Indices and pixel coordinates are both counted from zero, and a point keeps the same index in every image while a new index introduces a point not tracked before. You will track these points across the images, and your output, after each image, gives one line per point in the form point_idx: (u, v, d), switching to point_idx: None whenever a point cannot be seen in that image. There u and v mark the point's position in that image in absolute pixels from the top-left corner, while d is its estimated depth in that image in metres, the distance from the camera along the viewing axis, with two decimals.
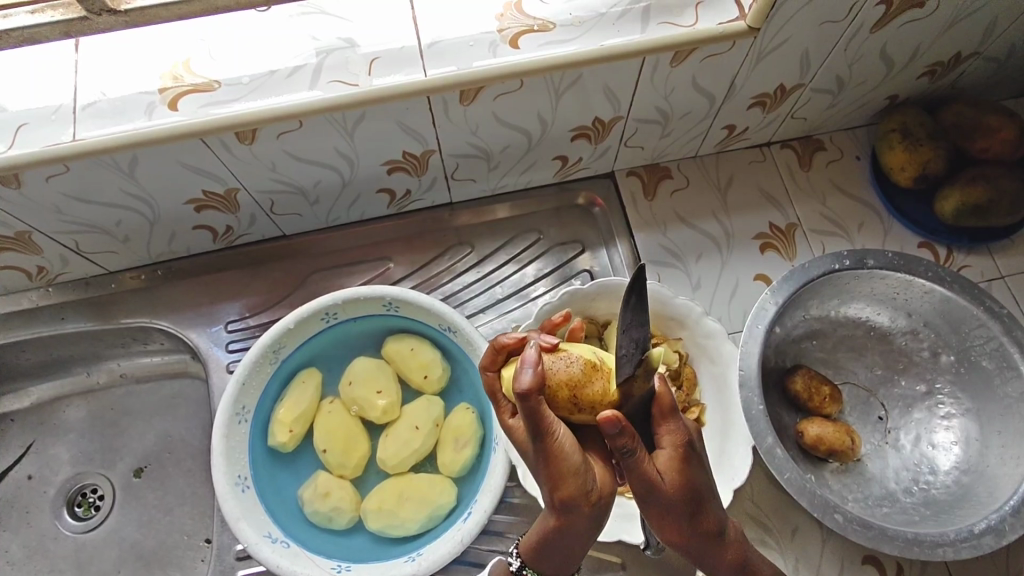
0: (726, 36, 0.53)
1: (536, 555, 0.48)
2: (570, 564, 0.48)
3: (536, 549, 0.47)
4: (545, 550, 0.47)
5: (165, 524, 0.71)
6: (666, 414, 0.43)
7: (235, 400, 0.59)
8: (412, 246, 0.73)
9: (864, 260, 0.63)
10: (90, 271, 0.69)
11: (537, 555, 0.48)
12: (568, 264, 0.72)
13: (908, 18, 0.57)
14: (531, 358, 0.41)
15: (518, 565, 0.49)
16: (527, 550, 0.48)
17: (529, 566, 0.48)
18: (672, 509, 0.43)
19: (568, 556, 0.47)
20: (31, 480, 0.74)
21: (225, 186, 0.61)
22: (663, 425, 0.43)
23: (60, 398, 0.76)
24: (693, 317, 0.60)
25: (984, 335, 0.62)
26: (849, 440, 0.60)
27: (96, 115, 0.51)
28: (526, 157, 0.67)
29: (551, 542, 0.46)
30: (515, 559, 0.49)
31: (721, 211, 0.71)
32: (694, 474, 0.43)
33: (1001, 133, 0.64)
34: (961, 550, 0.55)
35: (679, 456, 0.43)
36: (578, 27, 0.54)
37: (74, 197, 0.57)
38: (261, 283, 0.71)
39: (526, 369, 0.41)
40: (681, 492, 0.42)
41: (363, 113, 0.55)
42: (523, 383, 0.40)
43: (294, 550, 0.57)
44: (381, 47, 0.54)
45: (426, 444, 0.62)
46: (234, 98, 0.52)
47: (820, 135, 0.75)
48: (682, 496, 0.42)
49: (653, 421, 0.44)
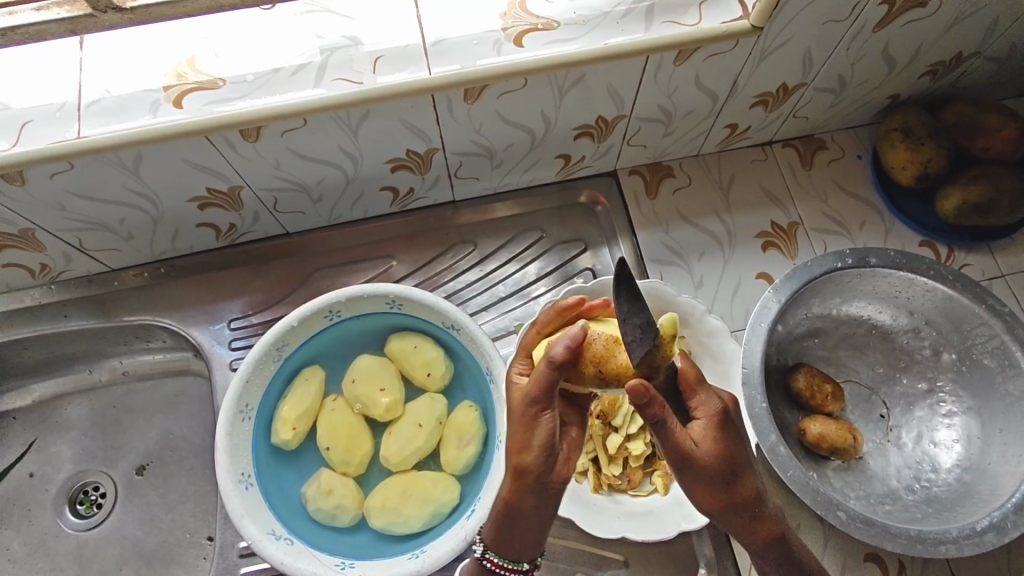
0: (730, 34, 0.53)
1: (500, 539, 0.50)
2: (526, 547, 0.50)
3: (499, 530, 0.50)
4: (507, 531, 0.50)
5: (167, 522, 0.71)
6: (695, 386, 0.46)
7: (238, 398, 0.59)
8: (414, 245, 0.73)
9: (866, 258, 0.64)
10: (92, 269, 0.69)
11: (498, 537, 0.50)
12: (570, 263, 0.72)
13: (910, 18, 0.58)
14: (573, 332, 0.46)
15: (482, 551, 0.51)
16: (491, 535, 0.51)
17: (493, 552, 0.51)
18: (709, 478, 0.45)
19: (529, 538, 0.50)
20: (33, 478, 0.74)
21: (229, 184, 0.61)
22: (694, 397, 0.46)
23: (62, 396, 0.76)
24: (695, 315, 0.61)
25: (986, 333, 0.62)
26: (851, 438, 0.60)
27: (101, 112, 0.51)
28: (529, 156, 0.67)
29: (506, 520, 0.49)
30: (477, 547, 0.52)
31: (723, 209, 0.72)
32: (731, 442, 0.45)
33: (1003, 132, 0.64)
34: (964, 547, 0.55)
35: (713, 424, 0.45)
36: (582, 26, 0.54)
37: (77, 195, 0.57)
38: (264, 281, 0.71)
39: (560, 342, 0.45)
40: (718, 459, 0.44)
41: (368, 111, 0.55)
42: (555, 354, 0.45)
43: (298, 547, 0.57)
44: (385, 45, 0.54)
45: (429, 442, 0.62)
46: (239, 95, 0.52)
47: (821, 134, 0.75)
48: (719, 464, 0.44)
49: (684, 396, 0.46)
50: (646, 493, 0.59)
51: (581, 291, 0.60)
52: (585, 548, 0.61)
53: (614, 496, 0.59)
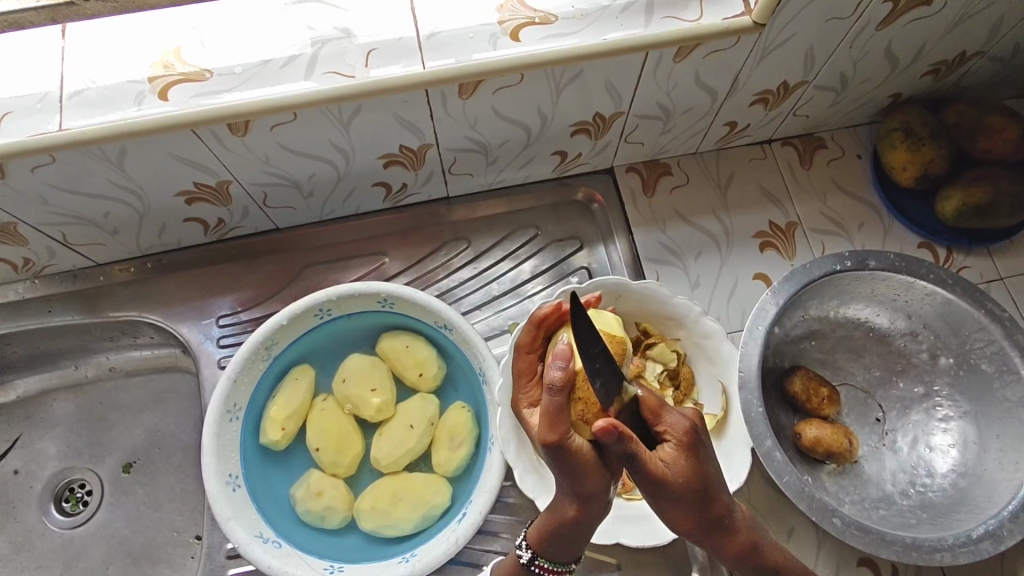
0: (731, 31, 0.52)
1: (552, 549, 0.49)
2: (580, 549, 0.49)
3: (551, 543, 0.48)
4: (566, 542, 0.48)
5: (155, 519, 0.70)
6: (658, 413, 0.43)
7: (225, 397, 0.58)
8: (407, 241, 0.71)
9: (866, 261, 0.63)
10: (78, 264, 0.67)
11: (551, 546, 0.49)
12: (566, 261, 0.71)
13: (915, 16, 0.57)
14: (559, 352, 0.42)
15: (531, 557, 0.50)
16: (537, 542, 0.49)
17: (541, 556, 0.50)
18: (685, 499, 0.42)
19: (588, 540, 0.49)
20: (18, 475, 0.72)
21: (217, 178, 0.59)
22: (661, 420, 0.43)
23: (47, 392, 0.74)
24: (691, 317, 0.60)
25: (984, 339, 0.61)
26: (846, 442, 0.59)
27: (84, 104, 0.50)
28: (525, 152, 0.66)
29: (566, 531, 0.47)
30: (525, 551, 0.50)
31: (721, 208, 0.71)
32: (703, 465, 0.42)
33: (1004, 133, 0.63)
34: (960, 555, 0.54)
35: (684, 447, 0.42)
36: (581, 20, 0.53)
37: (61, 188, 0.55)
38: (252, 278, 0.70)
39: (553, 365, 0.41)
40: (690, 481, 0.42)
41: (359, 106, 0.53)
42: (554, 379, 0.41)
43: (286, 550, 0.57)
44: (378, 38, 0.52)
45: (421, 443, 0.61)
46: (225, 88, 0.50)
47: (821, 133, 0.74)
48: (692, 487, 0.42)
49: (649, 422, 0.43)
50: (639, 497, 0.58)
51: (576, 292, 0.58)
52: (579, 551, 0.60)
53: None
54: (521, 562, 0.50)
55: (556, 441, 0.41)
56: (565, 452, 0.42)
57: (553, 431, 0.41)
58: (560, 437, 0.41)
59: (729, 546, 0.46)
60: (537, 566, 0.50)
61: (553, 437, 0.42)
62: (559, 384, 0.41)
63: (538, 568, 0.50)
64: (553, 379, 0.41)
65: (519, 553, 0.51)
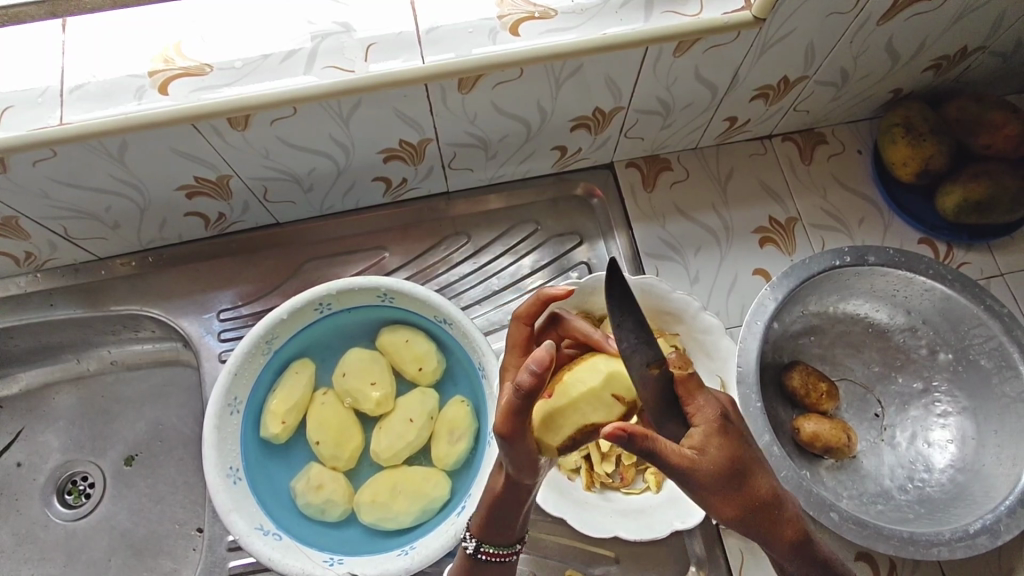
0: (733, 25, 0.52)
1: (493, 532, 0.50)
2: (518, 530, 0.51)
3: (492, 528, 0.50)
4: (502, 526, 0.50)
5: (156, 512, 0.70)
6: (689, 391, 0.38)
7: (226, 391, 0.58)
8: (407, 235, 0.71)
9: (865, 257, 0.63)
10: (80, 258, 0.68)
11: (494, 530, 0.50)
12: (566, 255, 0.71)
13: (914, 12, 0.57)
14: (541, 355, 0.38)
15: (476, 546, 0.51)
16: (481, 527, 0.50)
17: (487, 543, 0.51)
18: (722, 489, 0.36)
19: (520, 524, 0.50)
20: (21, 468, 0.73)
21: (218, 173, 0.60)
22: (690, 404, 0.38)
23: (49, 385, 0.75)
24: (690, 310, 0.60)
25: (984, 334, 0.61)
26: (845, 437, 0.59)
27: (85, 97, 0.50)
28: (525, 147, 0.66)
29: (502, 515, 0.49)
30: (470, 542, 0.51)
31: (721, 204, 0.71)
32: (739, 448, 0.37)
33: (1005, 129, 0.63)
34: (957, 550, 0.55)
35: (714, 431, 0.37)
36: (580, 15, 0.53)
37: (63, 182, 0.55)
38: (253, 272, 0.70)
39: (532, 363, 0.38)
40: (727, 470, 0.36)
41: (360, 101, 0.53)
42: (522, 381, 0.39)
43: (286, 543, 0.57)
44: (378, 32, 0.52)
45: (421, 437, 0.62)
46: (226, 82, 0.50)
47: (822, 128, 0.74)
48: (729, 472, 0.36)
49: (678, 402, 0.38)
50: (638, 491, 0.59)
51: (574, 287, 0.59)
52: (576, 545, 0.61)
53: (604, 494, 0.59)
54: (468, 554, 0.51)
55: (506, 435, 0.41)
56: (513, 446, 0.42)
57: (505, 424, 0.41)
58: (511, 433, 0.41)
59: (777, 537, 0.38)
60: (483, 553, 0.51)
61: (505, 430, 0.41)
62: (527, 388, 0.39)
63: (486, 555, 0.51)
64: (521, 382, 0.39)
65: (465, 545, 0.52)
